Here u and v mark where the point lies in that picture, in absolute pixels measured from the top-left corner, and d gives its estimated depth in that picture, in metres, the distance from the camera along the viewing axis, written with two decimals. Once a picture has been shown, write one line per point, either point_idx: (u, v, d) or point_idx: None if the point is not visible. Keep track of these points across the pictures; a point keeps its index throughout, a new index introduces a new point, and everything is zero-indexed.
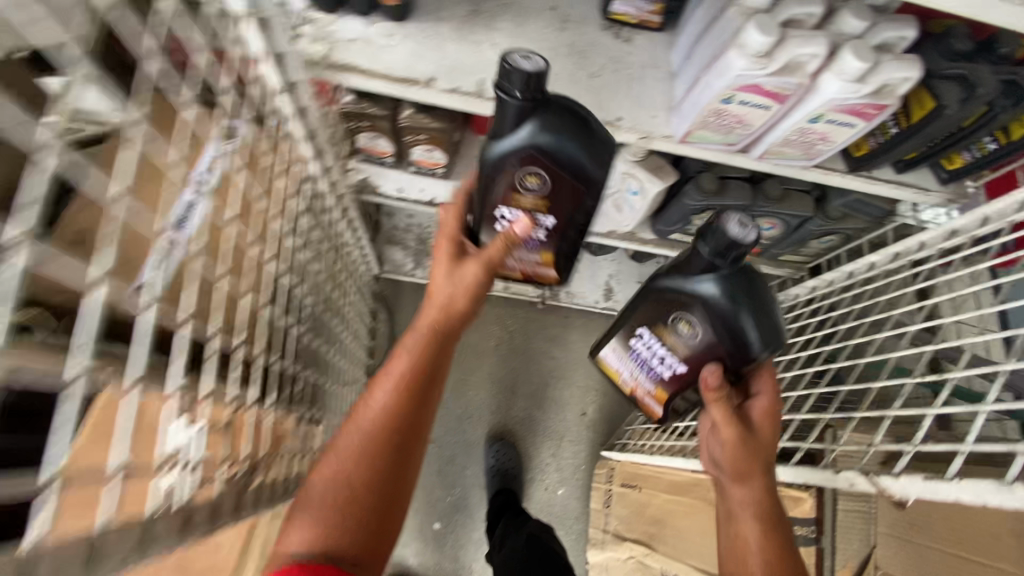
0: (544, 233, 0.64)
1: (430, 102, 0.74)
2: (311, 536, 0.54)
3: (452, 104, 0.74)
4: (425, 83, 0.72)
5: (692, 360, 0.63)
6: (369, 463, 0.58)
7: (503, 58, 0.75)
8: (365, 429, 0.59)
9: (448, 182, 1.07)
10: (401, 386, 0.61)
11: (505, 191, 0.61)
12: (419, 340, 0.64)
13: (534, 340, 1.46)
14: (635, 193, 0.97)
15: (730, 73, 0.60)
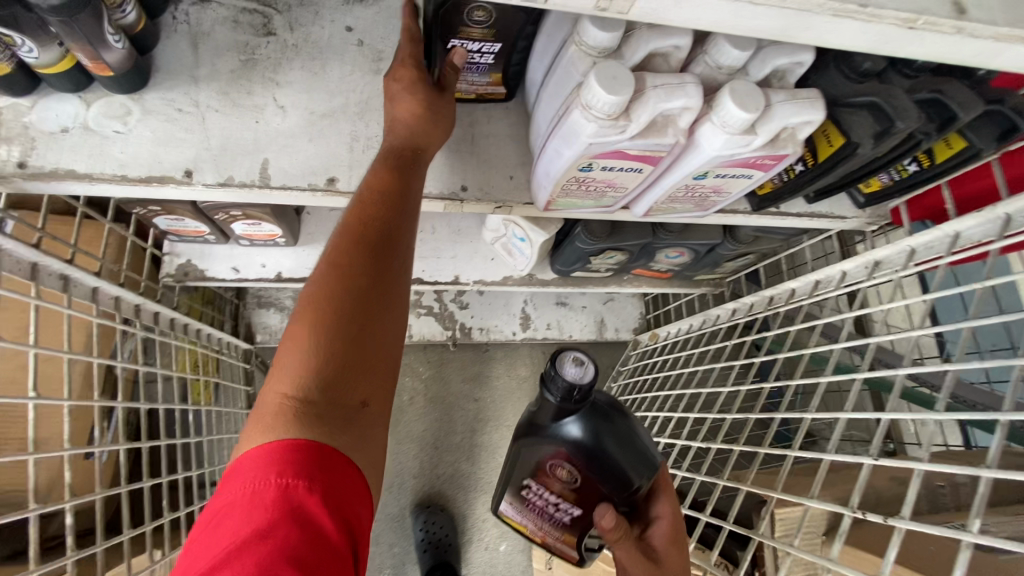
0: (488, 56, 0.51)
1: (200, 200, 0.54)
2: (257, 491, 0.35)
3: (232, 198, 0.54)
4: (182, 180, 0.52)
5: (584, 501, 0.57)
6: (319, 364, 0.39)
7: (293, 125, 0.55)
8: (320, 286, 0.41)
9: (297, 250, 0.86)
10: (353, 240, 0.43)
11: (441, 21, 0.46)
12: (368, 199, 0.45)
13: (452, 384, 1.31)
14: (522, 239, 0.81)
15: (580, 140, 0.44)
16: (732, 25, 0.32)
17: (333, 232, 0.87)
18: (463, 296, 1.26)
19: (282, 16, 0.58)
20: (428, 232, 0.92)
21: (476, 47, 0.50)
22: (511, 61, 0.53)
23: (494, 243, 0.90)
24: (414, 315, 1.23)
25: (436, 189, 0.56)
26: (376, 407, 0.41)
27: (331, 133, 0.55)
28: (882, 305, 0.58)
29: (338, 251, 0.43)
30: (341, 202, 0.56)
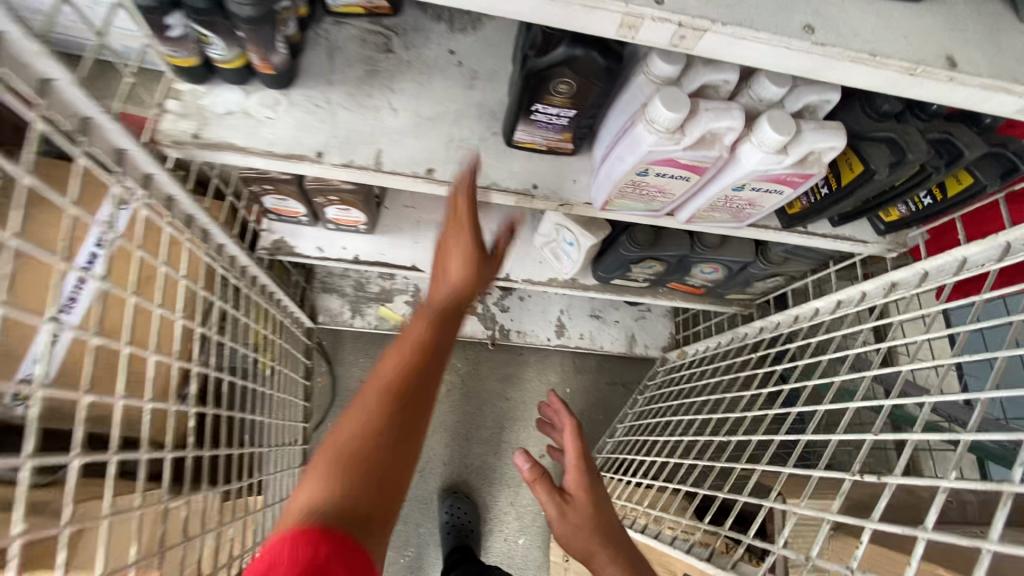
0: (563, 118, 0.61)
1: (323, 177, 0.66)
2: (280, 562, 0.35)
3: (349, 177, 0.67)
4: (314, 158, 0.64)
5: (580, 102, 0.58)
6: (379, 415, 0.45)
7: (403, 124, 0.67)
8: (366, 413, 0.45)
9: (374, 237, 0.99)
10: (421, 351, 0.51)
11: (530, 90, 0.57)
12: (429, 329, 0.54)
13: (486, 382, 1.40)
14: (570, 243, 0.92)
15: (641, 148, 0.55)
16: (774, 63, 0.43)
17: (406, 225, 1.00)
18: (505, 300, 1.36)
19: (401, 38, 0.70)
20: None
21: (555, 110, 0.60)
22: (582, 123, 0.63)
23: (544, 247, 1.01)
24: None
25: (513, 184, 0.68)
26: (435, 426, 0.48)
27: (433, 133, 0.68)
28: (907, 315, 0.65)
29: (392, 404, 0.46)
30: (434, 188, 0.68)
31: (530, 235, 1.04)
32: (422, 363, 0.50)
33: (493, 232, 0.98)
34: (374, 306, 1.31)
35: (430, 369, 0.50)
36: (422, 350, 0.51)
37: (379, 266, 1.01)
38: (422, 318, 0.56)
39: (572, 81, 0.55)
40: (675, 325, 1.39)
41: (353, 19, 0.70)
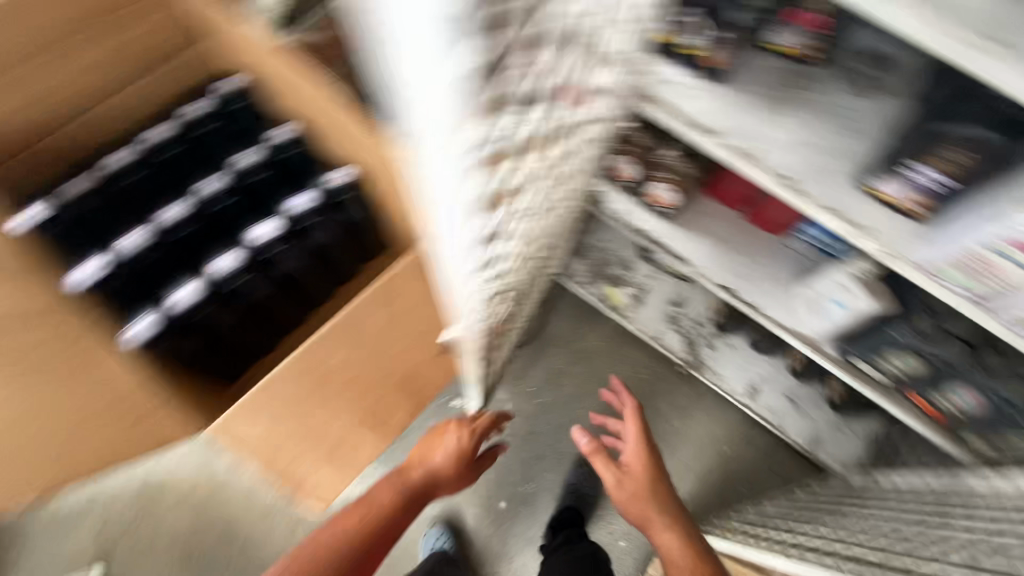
0: (935, 185, 0.72)
1: (707, 151, 0.85)
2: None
3: (725, 158, 0.85)
4: (709, 134, 0.84)
5: (965, 174, 0.69)
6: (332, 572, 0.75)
7: (783, 138, 0.82)
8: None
9: (669, 224, 1.16)
10: (403, 493, 0.91)
11: (929, 146, 0.70)
12: (395, 497, 0.90)
13: (657, 398, 1.52)
14: (840, 304, 0.99)
15: (1004, 225, 0.66)
16: None
17: (699, 228, 1.16)
18: (714, 340, 1.46)
19: (809, 82, 0.84)
20: (755, 266, 1.14)
21: (934, 175, 0.71)
22: (947, 195, 0.72)
23: (802, 299, 1.08)
24: (669, 327, 1.47)
25: (853, 218, 0.79)
26: None
27: (802, 154, 0.81)
28: None
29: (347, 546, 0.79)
30: (786, 193, 0.82)
31: (789, 284, 1.12)
32: (389, 513, 0.86)
33: (760, 272, 1.14)
34: (605, 284, 1.49)
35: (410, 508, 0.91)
36: (420, 488, 0.95)
37: (660, 247, 1.19)
38: None
39: (972, 153, 0.67)
40: (867, 453, 1.35)
41: None
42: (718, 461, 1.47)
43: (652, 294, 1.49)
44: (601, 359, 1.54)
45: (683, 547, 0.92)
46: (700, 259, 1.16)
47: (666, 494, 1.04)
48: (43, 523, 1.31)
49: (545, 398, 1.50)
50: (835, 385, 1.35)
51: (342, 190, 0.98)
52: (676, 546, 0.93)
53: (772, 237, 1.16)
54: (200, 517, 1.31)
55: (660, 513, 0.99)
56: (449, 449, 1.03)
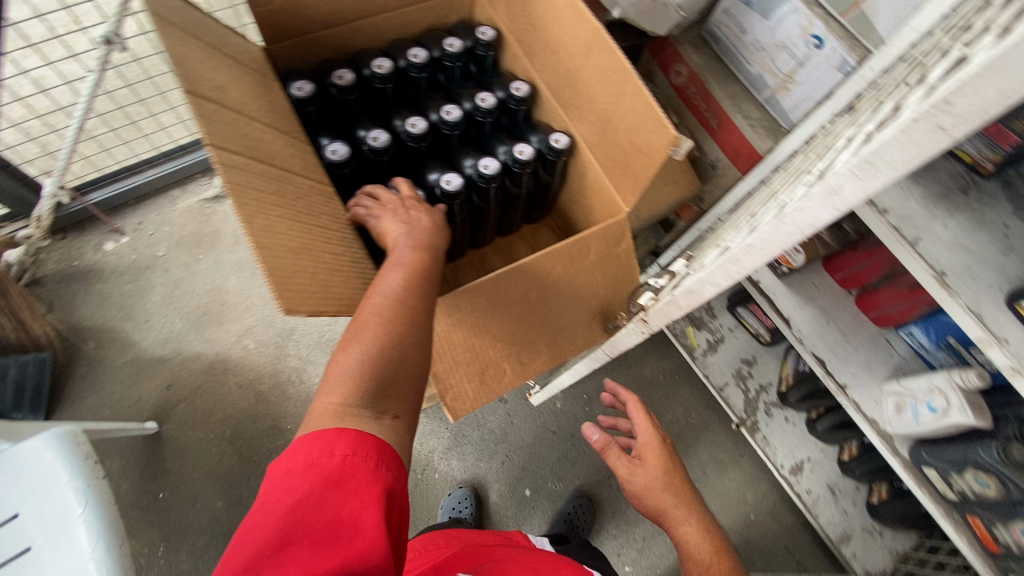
0: None
1: (867, 222, 0.87)
2: (330, 444, 0.43)
3: (883, 236, 0.86)
4: (878, 210, 0.86)
5: None
6: (417, 350, 0.51)
7: (946, 237, 0.85)
8: (414, 359, 0.50)
9: (779, 281, 1.24)
10: (417, 273, 0.55)
11: None
12: (405, 277, 0.53)
13: (699, 445, 1.54)
14: (933, 408, 1.01)
15: None
16: None
17: (804, 293, 1.23)
18: (772, 408, 1.47)
19: (976, 192, 0.90)
20: (852, 347, 1.18)
21: None
22: None
23: (889, 394, 1.11)
24: (734, 382, 1.50)
25: (993, 327, 0.80)
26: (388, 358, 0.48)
27: (960, 255, 0.84)
28: None
29: (389, 322, 0.50)
30: (932, 286, 0.82)
31: (882, 378, 1.15)
32: (418, 291, 0.53)
33: (854, 356, 1.17)
34: (685, 323, 1.56)
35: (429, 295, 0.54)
36: (412, 270, 0.55)
37: (763, 299, 1.23)
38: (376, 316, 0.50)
39: None
40: (892, 567, 1.37)
41: (951, 162, 0.93)
42: (741, 525, 1.47)
43: (726, 346, 1.52)
44: (656, 390, 1.57)
45: (695, 533, 0.76)
46: (801, 324, 1.20)
47: (671, 471, 0.82)
48: (115, 363, 1.37)
49: (595, 408, 1.52)
50: (881, 489, 1.35)
51: (520, 106, 0.78)
52: (692, 536, 0.76)
53: (875, 329, 1.20)
54: (260, 405, 1.38)
55: (683, 503, 0.79)
56: (407, 228, 0.59)
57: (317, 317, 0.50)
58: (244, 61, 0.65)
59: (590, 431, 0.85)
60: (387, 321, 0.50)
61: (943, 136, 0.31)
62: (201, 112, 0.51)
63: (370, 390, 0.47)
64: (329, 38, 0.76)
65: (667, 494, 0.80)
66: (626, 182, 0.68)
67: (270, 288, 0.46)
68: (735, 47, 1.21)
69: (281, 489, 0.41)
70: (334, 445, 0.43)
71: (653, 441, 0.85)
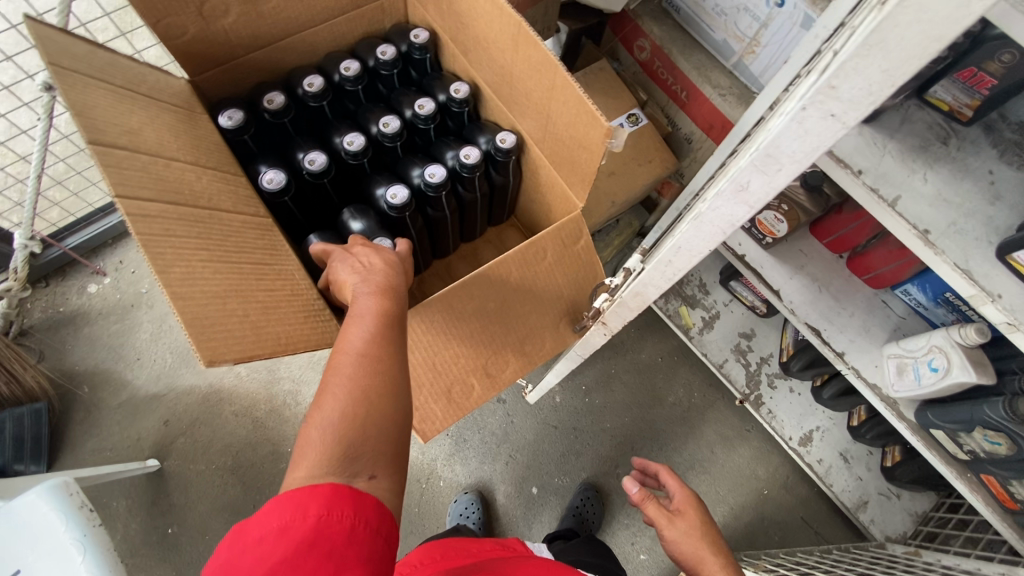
0: None
1: (843, 188, 0.81)
2: (302, 506, 0.40)
3: (860, 199, 0.81)
4: (854, 172, 0.79)
5: None
6: (389, 399, 0.48)
7: (927, 192, 0.79)
8: (384, 416, 0.47)
9: (765, 252, 1.19)
10: (380, 324, 0.52)
11: None
12: (369, 328, 0.51)
13: (705, 424, 1.51)
14: (934, 369, 0.97)
15: None
16: None
17: (795, 263, 1.19)
18: (776, 380, 1.44)
19: (957, 141, 0.84)
20: (847, 312, 1.14)
21: None
22: None
23: (888, 357, 1.07)
24: (734, 357, 1.45)
25: (982, 281, 0.75)
26: (363, 419, 0.46)
27: (943, 210, 0.79)
28: None
29: (356, 378, 0.48)
30: (915, 245, 0.78)
31: (881, 341, 1.11)
32: (384, 338, 0.51)
33: (851, 321, 1.13)
34: (678, 302, 1.49)
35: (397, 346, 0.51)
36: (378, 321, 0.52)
37: (752, 273, 1.19)
38: (344, 375, 0.48)
39: None
40: (913, 530, 1.34)
41: (931, 110, 0.86)
42: (755, 502, 1.45)
43: (722, 321, 1.48)
44: (655, 373, 1.55)
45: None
46: (792, 294, 1.16)
47: (706, 524, 0.78)
48: (111, 405, 1.37)
49: (595, 398, 1.50)
50: (894, 451, 1.32)
51: (462, 108, 0.76)
52: None
53: (871, 291, 1.16)
54: (258, 431, 1.38)
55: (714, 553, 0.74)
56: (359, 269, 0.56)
57: (245, 361, 0.51)
58: (164, 99, 0.63)
59: (628, 485, 0.82)
60: (354, 374, 0.48)
61: (833, 117, 0.33)
62: (108, 162, 0.50)
63: (340, 456, 0.44)
64: (257, 59, 0.73)
65: (708, 547, 0.74)
66: (574, 177, 0.66)
67: (191, 343, 0.47)
68: (696, 14, 1.15)
69: (250, 558, 0.38)
70: (302, 505, 0.40)
71: (690, 498, 0.81)
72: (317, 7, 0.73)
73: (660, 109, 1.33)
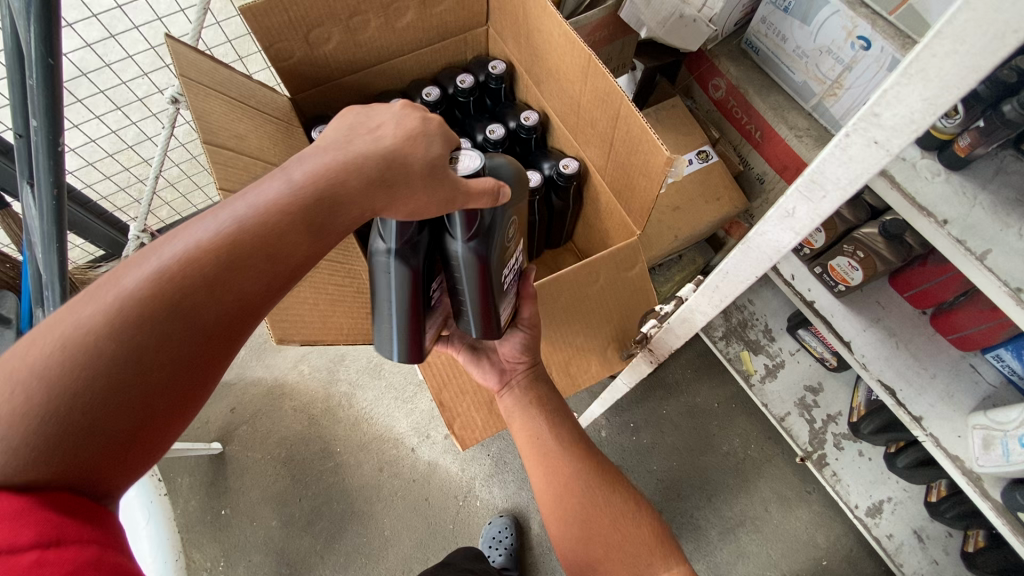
0: None
1: (923, 238, 0.73)
2: (18, 523, 0.31)
3: (942, 251, 0.72)
4: (938, 222, 0.71)
5: None
6: (132, 375, 0.35)
7: (1023, 248, 0.70)
8: (109, 403, 0.35)
9: (836, 300, 1.13)
10: (190, 263, 0.37)
11: None
12: (172, 259, 0.37)
13: (759, 479, 1.42)
14: None
15: None
16: None
17: (870, 315, 1.11)
18: (843, 441, 1.33)
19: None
20: (928, 373, 1.05)
21: None
22: None
23: (974, 428, 0.96)
24: (796, 411, 1.36)
25: None
26: (83, 405, 0.34)
27: None
28: None
29: (108, 333, 0.35)
30: (1006, 305, 0.68)
31: (966, 410, 1.00)
32: (180, 283, 0.37)
33: (931, 382, 1.04)
34: (740, 346, 1.41)
35: (236, 301, 0.39)
36: (227, 246, 0.38)
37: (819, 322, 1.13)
38: (97, 315, 0.35)
39: None
40: None
41: None
42: (810, 571, 1.33)
43: (786, 371, 1.39)
44: (709, 419, 1.48)
45: (556, 451, 0.69)
46: (864, 347, 1.08)
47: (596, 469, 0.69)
48: None
49: (643, 437, 1.46)
50: (978, 536, 1.18)
51: (531, 134, 0.80)
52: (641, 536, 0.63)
53: (957, 353, 1.07)
54: (313, 428, 1.45)
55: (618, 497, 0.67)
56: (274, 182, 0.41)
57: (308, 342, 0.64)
58: (268, 111, 0.71)
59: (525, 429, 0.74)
60: (114, 322, 0.35)
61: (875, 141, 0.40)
62: (218, 160, 0.57)
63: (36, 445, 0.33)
64: (349, 83, 0.82)
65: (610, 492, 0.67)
66: (633, 208, 0.68)
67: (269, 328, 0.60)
68: (776, 55, 1.14)
69: None
70: (19, 519, 0.31)
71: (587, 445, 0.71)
72: (404, 38, 0.79)
73: (733, 147, 1.32)
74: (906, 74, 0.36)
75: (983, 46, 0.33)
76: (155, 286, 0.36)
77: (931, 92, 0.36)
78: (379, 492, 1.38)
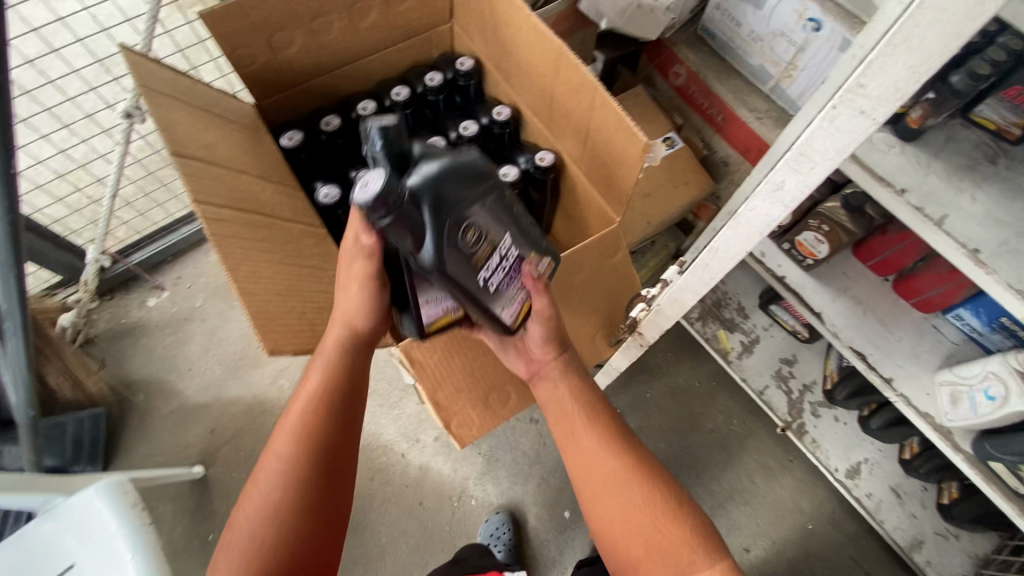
0: None
1: (885, 208, 0.77)
2: None
3: (904, 220, 0.76)
4: (897, 190, 0.75)
5: None
6: (299, 508, 0.57)
7: (976, 211, 0.75)
8: (291, 530, 0.56)
9: (806, 274, 1.17)
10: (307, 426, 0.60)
11: None
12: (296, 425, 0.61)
13: (744, 453, 1.46)
14: (990, 397, 0.92)
15: None
16: None
17: (838, 285, 1.15)
18: (820, 408, 1.38)
19: (1006, 160, 0.80)
20: (895, 336, 1.10)
21: None
22: None
23: (941, 384, 1.02)
24: (774, 383, 1.41)
25: None
26: (280, 537, 0.56)
27: (994, 230, 0.73)
28: None
29: (279, 485, 0.58)
30: (965, 266, 0.72)
31: (932, 368, 1.06)
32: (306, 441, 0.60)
33: (899, 344, 1.10)
34: (716, 325, 1.45)
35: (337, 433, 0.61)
36: (304, 433, 0.60)
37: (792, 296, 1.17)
38: (273, 480, 0.58)
39: None
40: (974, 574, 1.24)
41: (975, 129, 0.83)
42: (799, 536, 1.38)
43: (762, 346, 1.43)
44: (692, 398, 1.52)
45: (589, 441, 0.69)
46: (835, 317, 1.12)
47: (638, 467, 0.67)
48: (163, 412, 1.44)
49: (630, 422, 1.48)
50: (951, 487, 1.24)
51: (504, 129, 0.80)
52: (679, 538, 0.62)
53: (919, 316, 1.13)
54: None
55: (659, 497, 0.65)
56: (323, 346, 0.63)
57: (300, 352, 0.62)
58: (234, 120, 0.69)
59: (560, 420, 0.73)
60: (280, 477, 0.58)
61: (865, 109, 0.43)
62: (188, 172, 0.56)
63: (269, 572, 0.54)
64: (316, 87, 0.80)
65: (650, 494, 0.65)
66: (612, 196, 0.69)
67: (258, 337, 0.57)
68: (732, 41, 1.17)
69: None
70: None
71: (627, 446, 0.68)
72: (369, 39, 0.78)
73: (697, 132, 1.35)
74: (894, 44, 0.39)
75: (966, 12, 0.36)
76: (293, 449, 0.59)
77: (914, 62, 0.40)
78: (372, 501, 1.36)
